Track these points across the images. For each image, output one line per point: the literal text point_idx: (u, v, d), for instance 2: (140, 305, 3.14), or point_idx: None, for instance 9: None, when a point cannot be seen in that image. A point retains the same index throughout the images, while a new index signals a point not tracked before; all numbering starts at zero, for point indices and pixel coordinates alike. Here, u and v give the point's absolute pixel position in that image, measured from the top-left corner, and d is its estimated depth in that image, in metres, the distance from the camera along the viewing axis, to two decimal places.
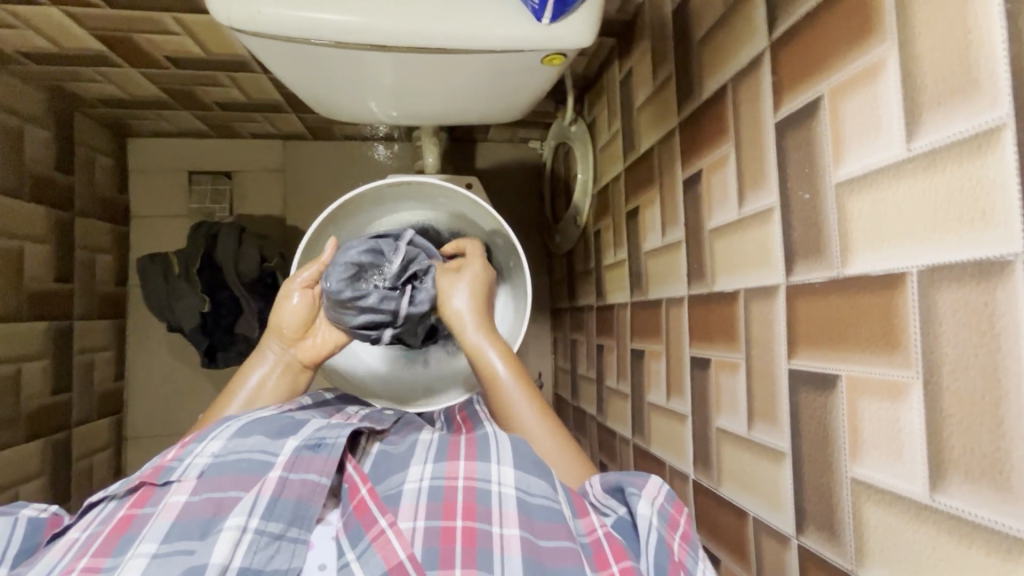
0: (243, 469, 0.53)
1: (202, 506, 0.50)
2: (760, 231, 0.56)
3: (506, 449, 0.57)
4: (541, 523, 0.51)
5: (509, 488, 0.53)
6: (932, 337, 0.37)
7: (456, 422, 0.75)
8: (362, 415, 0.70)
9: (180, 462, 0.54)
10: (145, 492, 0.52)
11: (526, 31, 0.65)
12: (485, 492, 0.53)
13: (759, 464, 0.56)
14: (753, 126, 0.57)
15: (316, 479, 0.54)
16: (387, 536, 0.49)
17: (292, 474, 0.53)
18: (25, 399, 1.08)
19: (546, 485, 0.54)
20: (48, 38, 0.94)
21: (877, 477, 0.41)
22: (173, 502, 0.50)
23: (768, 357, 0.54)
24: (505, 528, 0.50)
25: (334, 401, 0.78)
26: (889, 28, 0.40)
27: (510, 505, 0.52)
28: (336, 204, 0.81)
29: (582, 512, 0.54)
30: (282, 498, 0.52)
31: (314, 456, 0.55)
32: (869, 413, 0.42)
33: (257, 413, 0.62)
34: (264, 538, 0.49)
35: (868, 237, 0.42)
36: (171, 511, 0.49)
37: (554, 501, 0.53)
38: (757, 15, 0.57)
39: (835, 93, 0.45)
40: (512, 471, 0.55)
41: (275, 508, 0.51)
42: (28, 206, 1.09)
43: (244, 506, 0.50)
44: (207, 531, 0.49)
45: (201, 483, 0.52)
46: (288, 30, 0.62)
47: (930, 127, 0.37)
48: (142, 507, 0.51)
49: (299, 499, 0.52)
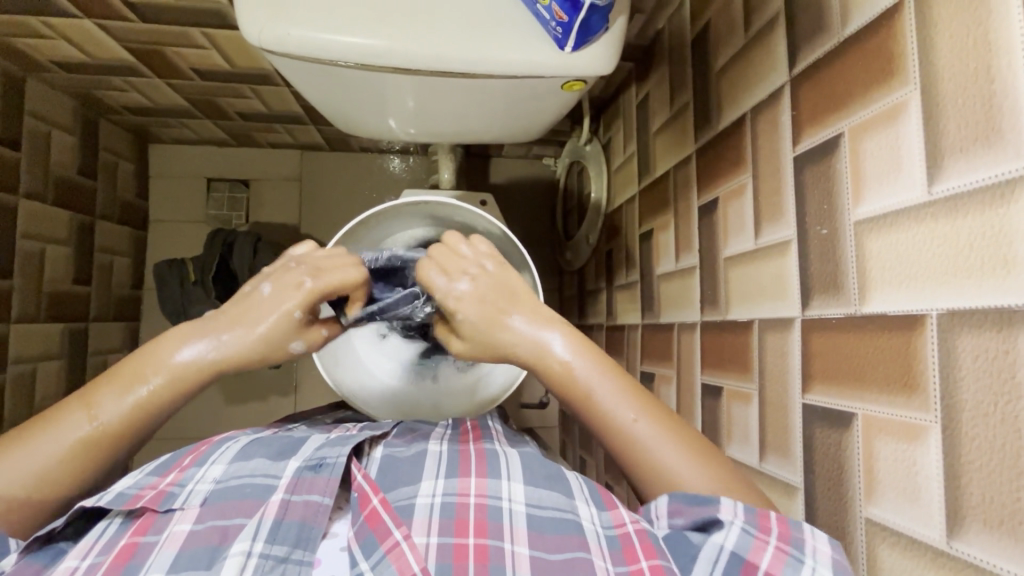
0: (248, 493, 0.54)
1: (207, 533, 0.51)
2: (776, 263, 0.56)
3: (515, 468, 0.58)
4: (552, 536, 0.51)
5: (520, 505, 0.54)
6: (951, 382, 0.37)
7: (464, 427, 0.75)
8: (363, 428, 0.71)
9: (181, 489, 0.55)
10: (147, 519, 0.52)
11: (547, 59, 0.66)
12: (496, 508, 0.53)
13: (771, 497, 0.56)
14: (771, 158, 0.58)
15: (318, 499, 0.54)
16: (402, 547, 0.49)
17: (294, 497, 0.54)
18: (39, 400, 1.09)
19: (558, 496, 0.55)
20: (80, 48, 0.97)
21: (892, 519, 0.41)
22: (178, 531, 0.51)
23: (782, 389, 0.54)
24: (516, 546, 0.50)
25: (334, 424, 0.77)
26: (910, 73, 0.40)
27: (521, 523, 0.52)
28: (354, 220, 0.83)
29: (610, 505, 0.54)
30: (286, 519, 0.51)
31: (316, 476, 0.55)
32: (884, 454, 0.42)
33: (255, 436, 0.64)
34: (270, 561, 0.49)
35: (886, 277, 0.42)
36: (175, 540, 0.50)
37: (567, 511, 0.53)
38: (777, 50, 0.58)
39: (854, 132, 0.46)
40: (522, 487, 0.55)
41: (280, 530, 0.51)
42: (51, 210, 1.12)
43: (248, 532, 0.50)
44: (214, 559, 0.49)
45: (204, 510, 0.53)
46: (315, 52, 0.64)
47: (952, 172, 0.37)
48: (144, 535, 0.51)
49: (303, 520, 0.52)
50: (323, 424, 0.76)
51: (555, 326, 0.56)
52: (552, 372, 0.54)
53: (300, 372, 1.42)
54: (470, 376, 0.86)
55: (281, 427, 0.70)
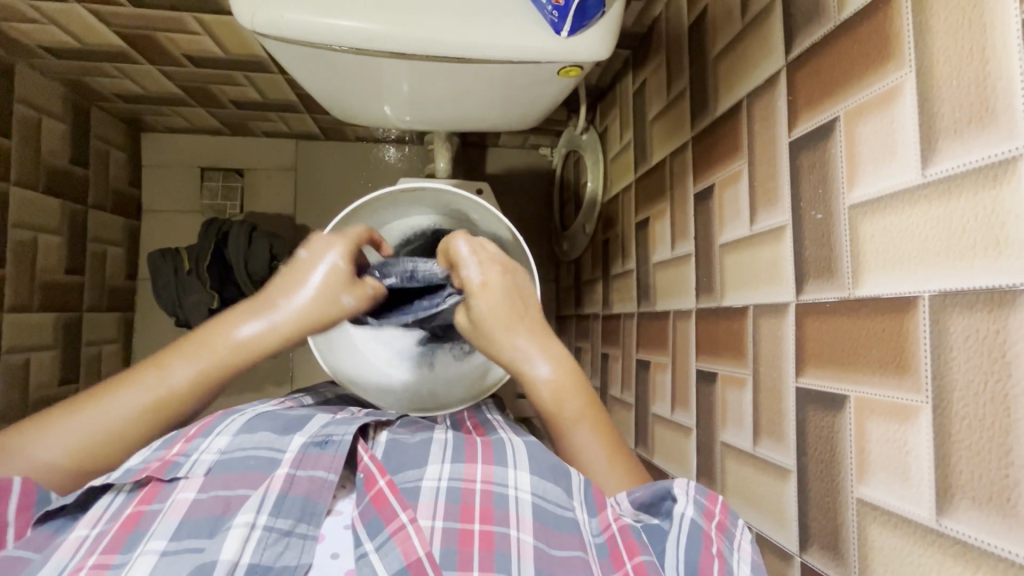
0: (251, 466, 0.54)
1: (210, 504, 0.51)
2: (771, 248, 0.56)
3: (522, 457, 0.58)
4: (555, 532, 0.51)
5: (526, 493, 0.54)
6: (942, 362, 0.37)
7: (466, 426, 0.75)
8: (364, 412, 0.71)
9: (186, 458, 0.55)
10: (152, 488, 0.52)
11: (544, 44, 0.66)
12: (502, 496, 0.54)
13: (764, 480, 0.56)
14: (767, 144, 0.58)
15: (324, 475, 0.54)
16: (408, 530, 0.49)
17: (299, 471, 0.54)
18: (33, 389, 1.09)
19: (561, 491, 0.55)
20: (69, 33, 0.95)
21: (883, 499, 0.41)
22: (181, 499, 0.51)
23: (776, 374, 0.55)
24: (522, 533, 0.51)
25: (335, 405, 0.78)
26: (906, 56, 0.40)
27: (526, 511, 0.52)
28: (355, 205, 0.81)
29: (599, 508, 0.54)
30: (291, 492, 0.52)
31: (321, 453, 0.56)
32: (876, 434, 0.42)
33: (261, 409, 0.64)
34: (273, 534, 0.49)
35: (880, 261, 0.42)
36: (179, 508, 0.50)
37: (568, 510, 0.53)
38: (773, 35, 0.57)
39: (850, 116, 0.46)
40: (529, 477, 0.55)
41: (284, 504, 0.51)
42: (43, 198, 1.11)
43: (253, 503, 0.50)
44: (216, 529, 0.49)
45: (208, 480, 0.53)
46: (308, 36, 0.63)
47: (946, 154, 0.37)
48: (149, 504, 0.51)
49: (307, 495, 0.52)
50: (323, 404, 0.76)
51: (548, 357, 0.62)
52: (538, 396, 0.62)
53: (297, 362, 1.42)
54: (466, 364, 0.87)
55: (286, 401, 0.72)
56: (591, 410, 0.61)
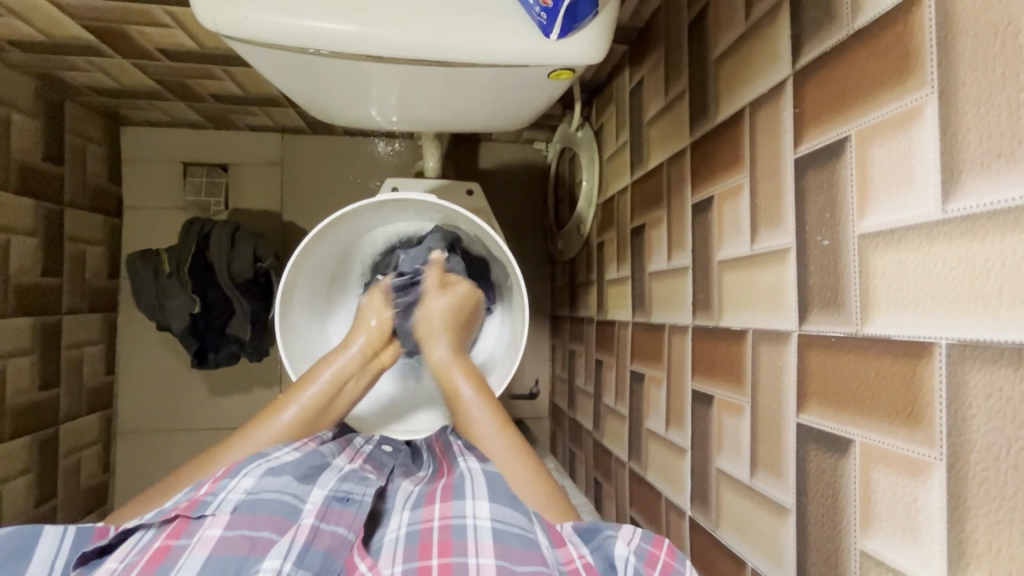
0: (276, 509, 0.52)
1: (237, 542, 0.48)
2: (773, 271, 0.53)
3: (480, 487, 0.57)
4: (517, 549, 0.49)
5: (484, 521, 0.52)
6: (960, 419, 0.34)
7: (436, 454, 0.73)
8: (367, 453, 0.71)
9: (214, 497, 0.53)
10: (180, 524, 0.50)
11: (533, 47, 0.61)
12: (460, 527, 0.52)
13: (760, 515, 0.54)
14: (771, 159, 0.54)
15: (344, 533, 0.52)
16: None
17: (323, 523, 0.52)
18: (11, 396, 1.06)
19: (522, 518, 0.53)
20: (34, 26, 0.90)
21: (889, 555, 0.39)
22: (208, 536, 0.48)
23: (775, 406, 0.52)
24: (481, 558, 0.48)
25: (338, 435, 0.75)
26: (928, 75, 0.36)
27: (485, 536, 0.51)
28: (328, 218, 0.77)
29: (559, 543, 0.53)
30: (313, 545, 0.50)
31: (344, 509, 0.55)
32: (882, 485, 0.39)
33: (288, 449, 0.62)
34: None
35: (891, 300, 0.39)
36: (206, 544, 0.48)
37: (529, 531, 0.51)
38: (779, 40, 0.53)
39: (862, 136, 0.42)
40: (488, 505, 0.54)
41: (307, 556, 0.49)
42: (15, 198, 1.06)
43: (279, 550, 0.48)
44: (241, 569, 0.47)
45: (235, 518, 0.50)
46: (278, 38, 0.58)
47: (970, 190, 0.34)
48: (177, 538, 0.49)
49: (329, 550, 0.50)
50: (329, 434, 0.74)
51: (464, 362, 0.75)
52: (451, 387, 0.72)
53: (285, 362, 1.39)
54: None
55: None
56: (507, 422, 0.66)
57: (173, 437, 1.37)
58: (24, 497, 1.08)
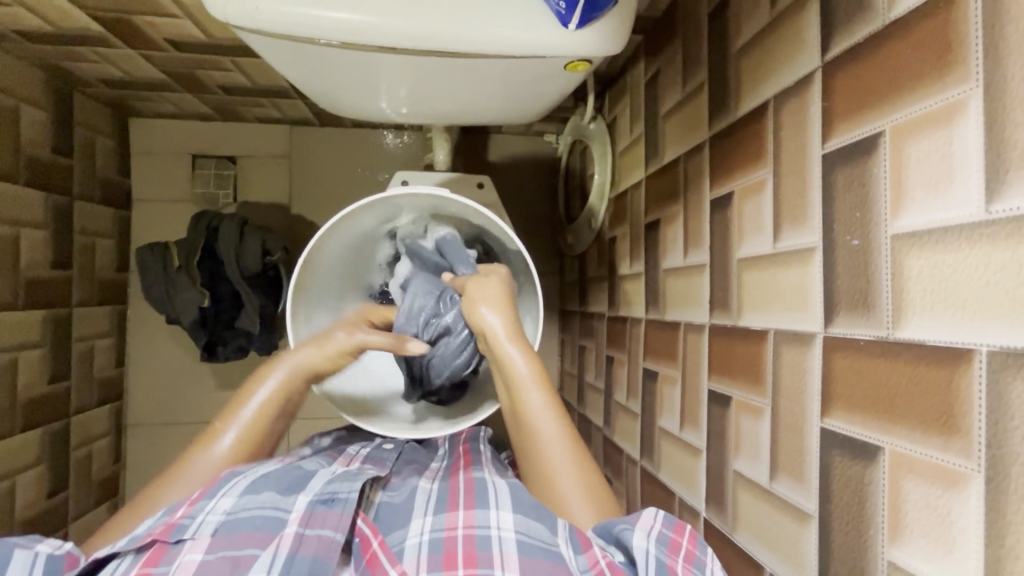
0: (259, 526, 0.51)
1: (218, 564, 0.48)
2: (797, 271, 0.51)
3: (504, 498, 0.57)
4: (544, 563, 0.49)
5: (509, 532, 0.52)
6: (1000, 429, 0.32)
7: (456, 454, 0.76)
8: (362, 456, 0.73)
9: (191, 520, 0.51)
10: (158, 550, 0.49)
11: (549, 38, 0.59)
12: (484, 537, 0.52)
13: (779, 519, 0.53)
14: (796, 155, 0.52)
15: (332, 535, 0.52)
16: None
17: (307, 530, 0.52)
18: (23, 388, 1.06)
19: (545, 529, 0.52)
20: (42, 17, 0.89)
21: (920, 567, 0.37)
22: (188, 561, 0.48)
23: (798, 409, 0.50)
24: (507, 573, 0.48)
25: (335, 449, 0.76)
26: (972, 68, 0.35)
27: (510, 549, 0.50)
28: (336, 217, 0.75)
29: (586, 546, 0.50)
30: (299, 553, 0.50)
31: (328, 511, 0.54)
32: (914, 495, 0.38)
33: (263, 467, 0.61)
34: None
35: (927, 304, 0.38)
36: (187, 568, 0.47)
37: (552, 545, 0.51)
38: (807, 31, 0.51)
39: (897, 133, 0.40)
40: (511, 516, 0.54)
41: (294, 564, 0.49)
42: (25, 191, 1.06)
43: (263, 564, 0.48)
44: None
45: (215, 541, 0.50)
46: (288, 29, 0.57)
47: (1016, 190, 0.32)
48: (156, 566, 0.48)
49: (316, 556, 0.50)
50: (324, 451, 0.75)
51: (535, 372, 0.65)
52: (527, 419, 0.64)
53: None
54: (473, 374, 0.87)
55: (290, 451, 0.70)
56: (560, 413, 0.64)
57: (182, 430, 1.38)
58: (36, 489, 1.09)
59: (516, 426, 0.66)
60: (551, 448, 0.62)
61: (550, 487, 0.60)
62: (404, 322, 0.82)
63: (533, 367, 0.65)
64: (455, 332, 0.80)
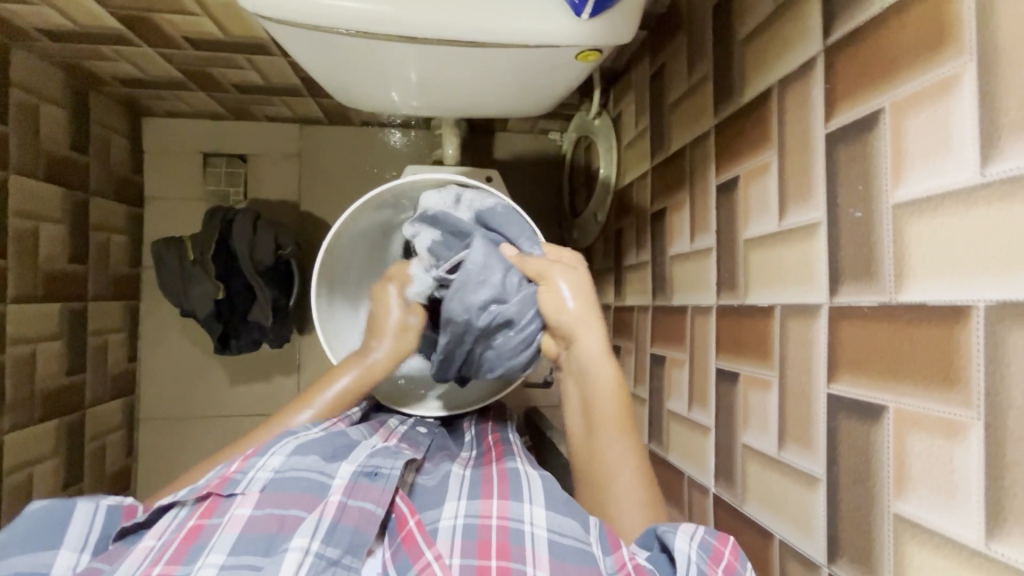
0: (304, 488, 0.54)
1: (266, 521, 0.50)
2: (803, 246, 0.53)
3: (537, 492, 0.57)
4: (573, 564, 0.49)
5: (542, 530, 0.52)
6: (998, 377, 0.35)
7: (487, 444, 0.76)
8: (400, 433, 0.74)
9: (243, 475, 0.55)
10: (212, 503, 0.52)
11: (562, 27, 0.62)
12: (518, 531, 0.52)
13: (788, 486, 0.54)
14: (799, 135, 0.54)
15: (372, 508, 0.53)
16: (433, 567, 0.49)
17: (350, 501, 0.53)
18: (40, 379, 1.08)
19: (576, 526, 0.53)
20: (65, 15, 0.92)
21: (924, 517, 0.39)
22: (238, 515, 0.50)
23: (805, 378, 0.52)
24: (538, 571, 0.49)
25: (378, 419, 0.78)
26: (966, 43, 0.37)
27: (541, 547, 0.51)
28: (357, 204, 0.78)
29: (614, 547, 0.51)
30: (341, 522, 0.51)
31: (371, 484, 0.55)
32: (918, 449, 0.40)
33: (314, 431, 0.64)
34: (323, 562, 0.48)
35: (927, 266, 0.40)
36: (236, 523, 0.49)
37: (584, 544, 0.51)
38: (809, 18, 0.54)
39: (897, 108, 0.43)
40: (544, 513, 0.54)
41: (335, 533, 0.50)
42: (44, 186, 1.09)
43: (307, 528, 0.49)
44: (271, 548, 0.49)
45: (263, 498, 0.52)
46: (314, 19, 0.60)
47: (1009, 153, 0.34)
48: (209, 517, 0.51)
49: (356, 527, 0.51)
50: (371, 418, 0.77)
51: (615, 382, 0.64)
52: (601, 440, 0.63)
53: (303, 350, 1.41)
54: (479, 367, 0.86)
55: (336, 415, 0.72)
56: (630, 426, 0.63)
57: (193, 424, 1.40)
58: (52, 479, 1.11)
59: (581, 430, 0.66)
60: (615, 456, 0.62)
61: (607, 503, 0.61)
62: (457, 303, 0.66)
63: (615, 382, 0.64)
64: (519, 324, 0.67)
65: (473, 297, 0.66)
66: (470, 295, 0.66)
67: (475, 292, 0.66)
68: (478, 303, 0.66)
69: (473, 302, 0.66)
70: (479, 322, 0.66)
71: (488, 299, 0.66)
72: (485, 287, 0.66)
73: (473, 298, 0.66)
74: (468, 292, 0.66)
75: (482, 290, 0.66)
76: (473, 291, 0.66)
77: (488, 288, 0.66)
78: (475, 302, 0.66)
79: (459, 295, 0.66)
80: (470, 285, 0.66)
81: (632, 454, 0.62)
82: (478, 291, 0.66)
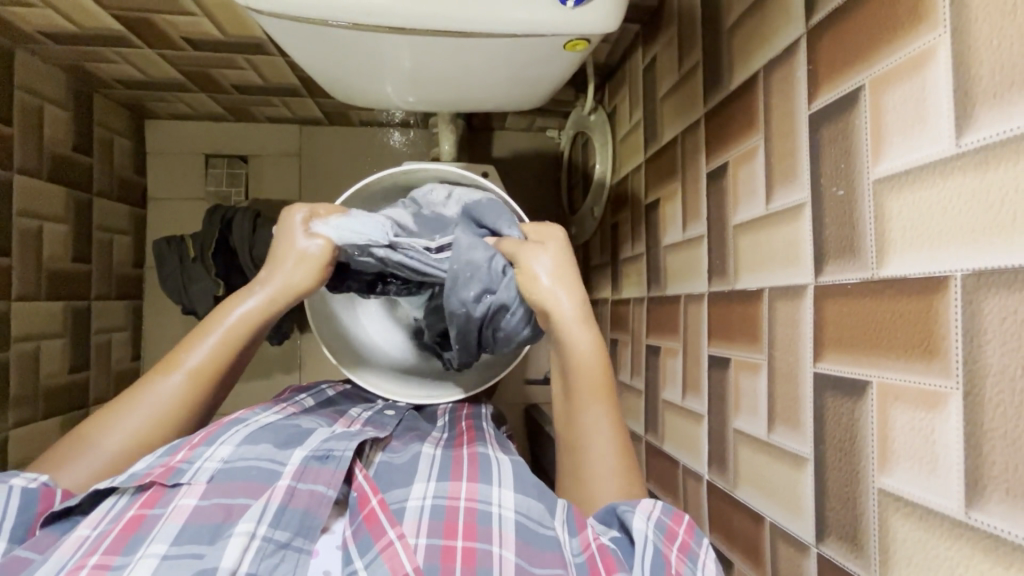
0: (253, 476, 0.54)
1: (211, 511, 0.51)
2: (789, 228, 0.54)
3: (507, 476, 0.58)
4: (541, 551, 0.50)
5: (509, 511, 0.53)
6: (975, 345, 0.35)
7: (460, 429, 0.74)
8: (365, 419, 0.71)
9: (189, 465, 0.54)
10: (155, 493, 0.52)
11: (549, 16, 0.63)
12: (486, 513, 0.53)
13: (777, 468, 0.54)
14: (784, 118, 0.55)
15: (323, 489, 0.54)
16: (395, 547, 0.49)
17: (300, 484, 0.54)
18: (43, 376, 1.10)
19: (542, 509, 0.54)
20: (67, 17, 0.94)
21: (907, 490, 0.40)
22: (184, 504, 0.51)
23: (792, 359, 0.52)
24: (505, 551, 0.50)
25: (338, 406, 0.76)
26: (940, 16, 0.37)
27: (509, 528, 0.52)
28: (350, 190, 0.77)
29: (580, 528, 0.52)
30: (290, 506, 0.52)
31: (322, 466, 0.56)
32: (901, 422, 0.40)
33: (266, 419, 0.63)
34: (271, 545, 0.49)
35: (907, 239, 0.40)
36: (181, 513, 0.50)
37: (548, 530, 0.52)
38: (792, 2, 0.54)
39: (876, 84, 0.43)
40: (513, 495, 0.55)
41: (283, 516, 0.51)
42: (48, 186, 1.11)
43: (253, 513, 0.50)
44: (216, 536, 0.49)
45: (211, 487, 0.53)
46: (305, 12, 0.61)
47: (983, 122, 0.35)
48: (152, 508, 0.51)
49: (306, 509, 0.52)
50: (327, 406, 0.75)
51: (594, 352, 0.62)
52: (578, 411, 0.61)
53: (304, 348, 1.42)
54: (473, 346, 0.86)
55: (289, 403, 0.71)
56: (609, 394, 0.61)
57: None
58: None
59: (561, 400, 0.64)
60: (591, 428, 0.60)
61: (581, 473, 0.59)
62: (451, 298, 0.67)
63: (594, 353, 0.62)
64: (513, 306, 0.66)
65: (467, 290, 0.65)
66: (461, 288, 0.66)
67: (467, 287, 0.66)
68: (474, 297, 0.66)
69: (466, 296, 0.66)
70: (476, 314, 0.67)
71: (479, 291, 0.66)
72: (473, 279, 0.65)
73: (465, 292, 0.66)
74: (458, 286, 0.66)
75: (474, 283, 0.66)
76: (461, 283, 0.66)
77: (477, 280, 0.65)
78: (472, 295, 0.66)
79: (453, 292, 0.66)
80: (461, 278, 0.65)
81: (612, 426, 0.60)
82: (467, 286, 0.66)
